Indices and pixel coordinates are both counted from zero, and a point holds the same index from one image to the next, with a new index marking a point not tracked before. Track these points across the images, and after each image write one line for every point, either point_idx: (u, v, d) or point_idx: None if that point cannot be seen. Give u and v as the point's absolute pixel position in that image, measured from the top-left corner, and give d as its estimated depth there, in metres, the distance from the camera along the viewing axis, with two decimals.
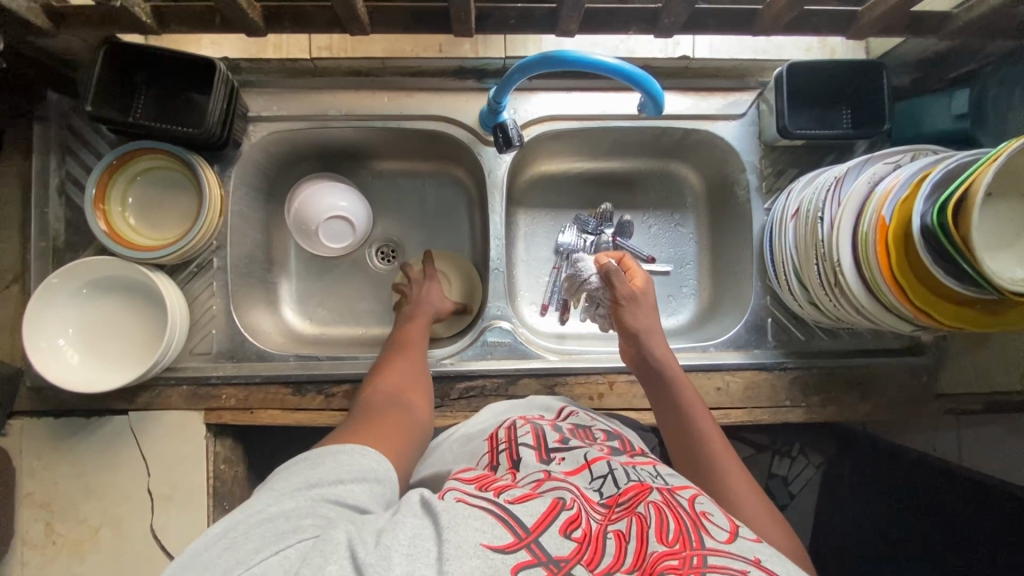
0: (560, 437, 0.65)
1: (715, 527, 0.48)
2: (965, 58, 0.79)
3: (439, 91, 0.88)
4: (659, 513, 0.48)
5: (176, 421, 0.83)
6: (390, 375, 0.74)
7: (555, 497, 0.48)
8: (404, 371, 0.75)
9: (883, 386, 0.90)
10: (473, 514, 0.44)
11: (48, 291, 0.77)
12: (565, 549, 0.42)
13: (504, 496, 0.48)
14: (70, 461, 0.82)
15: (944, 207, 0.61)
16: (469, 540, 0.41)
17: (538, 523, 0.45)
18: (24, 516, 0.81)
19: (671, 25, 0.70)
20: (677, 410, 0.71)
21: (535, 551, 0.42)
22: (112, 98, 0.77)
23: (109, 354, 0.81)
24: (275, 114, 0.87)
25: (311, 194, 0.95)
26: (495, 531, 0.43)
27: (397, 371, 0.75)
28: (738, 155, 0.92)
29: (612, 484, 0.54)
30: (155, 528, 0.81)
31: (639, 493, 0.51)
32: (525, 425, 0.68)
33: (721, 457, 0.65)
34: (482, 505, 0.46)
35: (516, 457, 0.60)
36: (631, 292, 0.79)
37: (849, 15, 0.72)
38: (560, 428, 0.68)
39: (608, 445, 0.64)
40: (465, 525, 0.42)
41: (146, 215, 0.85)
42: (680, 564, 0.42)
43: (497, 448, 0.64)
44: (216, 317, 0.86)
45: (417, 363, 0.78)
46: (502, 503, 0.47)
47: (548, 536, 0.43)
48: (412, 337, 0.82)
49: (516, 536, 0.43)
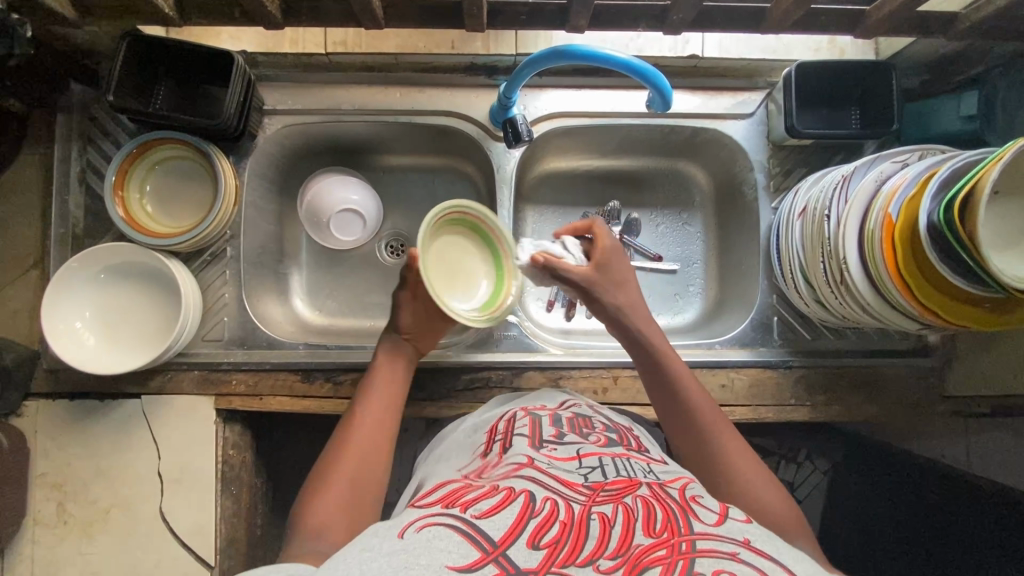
0: (556, 430, 0.66)
1: (704, 511, 0.51)
2: (976, 59, 0.79)
3: (451, 88, 0.89)
4: (645, 505, 0.50)
5: (186, 406, 0.85)
6: (352, 444, 0.67)
7: (527, 502, 0.50)
8: (360, 457, 0.65)
9: (889, 386, 0.90)
10: (438, 535, 0.46)
11: (68, 273, 0.79)
12: (534, 561, 0.44)
13: (471, 510, 0.50)
14: (83, 443, 0.84)
15: (950, 205, 0.61)
16: (434, 563, 0.43)
17: (506, 536, 0.47)
18: (37, 495, 0.83)
19: (679, 22, 0.71)
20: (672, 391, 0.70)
21: (503, 564, 0.44)
22: (132, 88, 0.79)
23: (125, 337, 0.83)
24: (290, 108, 0.89)
25: (325, 185, 0.97)
26: (461, 549, 0.45)
27: (357, 436, 0.67)
28: (745, 155, 0.93)
29: (600, 474, 0.56)
30: (165, 510, 0.83)
31: (627, 485, 0.54)
32: (524, 416, 0.70)
33: (719, 439, 0.65)
34: (448, 524, 0.48)
35: (509, 444, 0.63)
36: (589, 279, 0.73)
37: (857, 14, 0.73)
38: (558, 420, 0.69)
39: (605, 437, 0.65)
40: (430, 549, 0.45)
41: (161, 203, 0.87)
42: (667, 553, 0.45)
43: (494, 438, 0.67)
44: (228, 305, 0.88)
45: (378, 440, 0.68)
46: (468, 518, 0.49)
47: (515, 549, 0.45)
48: (378, 395, 0.72)
49: (483, 552, 0.45)
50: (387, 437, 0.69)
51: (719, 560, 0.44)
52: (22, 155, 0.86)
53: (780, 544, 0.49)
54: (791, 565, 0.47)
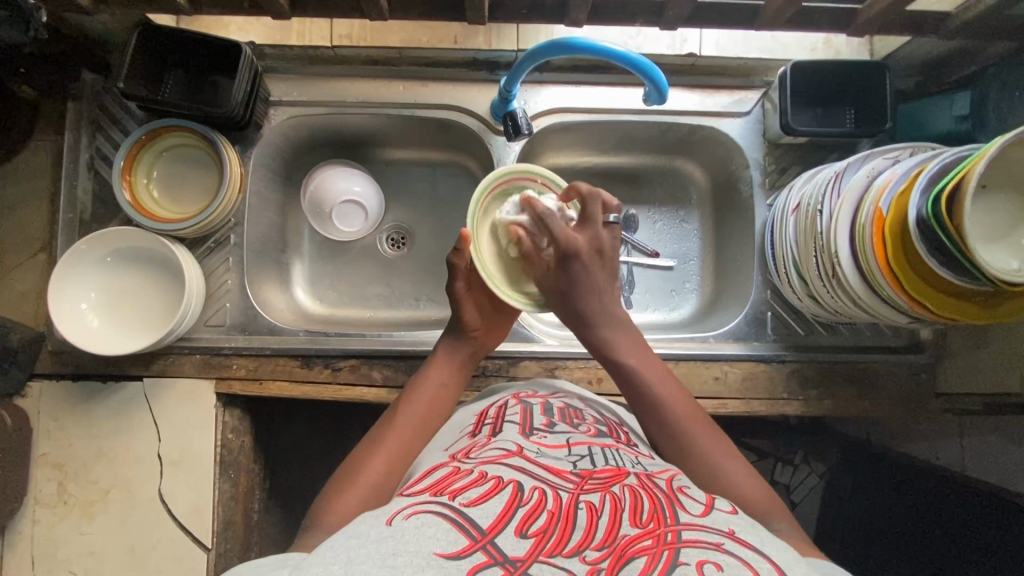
0: (548, 419, 0.67)
1: (690, 501, 0.52)
2: (968, 60, 0.80)
3: (454, 82, 0.91)
4: (632, 494, 0.51)
5: (188, 389, 0.86)
6: (400, 425, 0.69)
7: (515, 491, 0.51)
8: (403, 439, 0.67)
9: (880, 382, 0.91)
10: (427, 522, 0.47)
11: (75, 256, 0.81)
12: (521, 550, 0.45)
13: (459, 499, 0.50)
14: (85, 424, 0.85)
15: (939, 196, 0.63)
16: (422, 550, 0.43)
17: (493, 525, 0.47)
18: (38, 475, 0.84)
19: (675, 17, 0.73)
20: (644, 396, 0.68)
21: (491, 552, 0.44)
22: (142, 76, 0.82)
23: (129, 319, 0.85)
24: (295, 100, 0.91)
25: (329, 175, 0.99)
26: (449, 537, 0.45)
27: (405, 415, 0.70)
28: (742, 152, 0.94)
29: (589, 461, 0.57)
30: (164, 492, 0.84)
31: (615, 474, 0.55)
32: (516, 403, 0.71)
33: (696, 440, 0.64)
34: (436, 511, 0.48)
35: (499, 428, 0.65)
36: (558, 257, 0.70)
37: (850, 12, 0.74)
38: (550, 408, 0.70)
39: (595, 428, 0.67)
40: (419, 536, 0.45)
41: (168, 189, 0.89)
42: (653, 543, 0.46)
43: (483, 421, 0.68)
44: (231, 292, 0.90)
45: (423, 429, 0.70)
46: (457, 506, 0.49)
47: (503, 537, 0.46)
48: (431, 388, 0.73)
49: (471, 539, 0.45)
50: (431, 428, 0.71)
51: (703, 551, 0.45)
52: (31, 141, 0.88)
53: (763, 535, 0.50)
54: (775, 557, 0.47)
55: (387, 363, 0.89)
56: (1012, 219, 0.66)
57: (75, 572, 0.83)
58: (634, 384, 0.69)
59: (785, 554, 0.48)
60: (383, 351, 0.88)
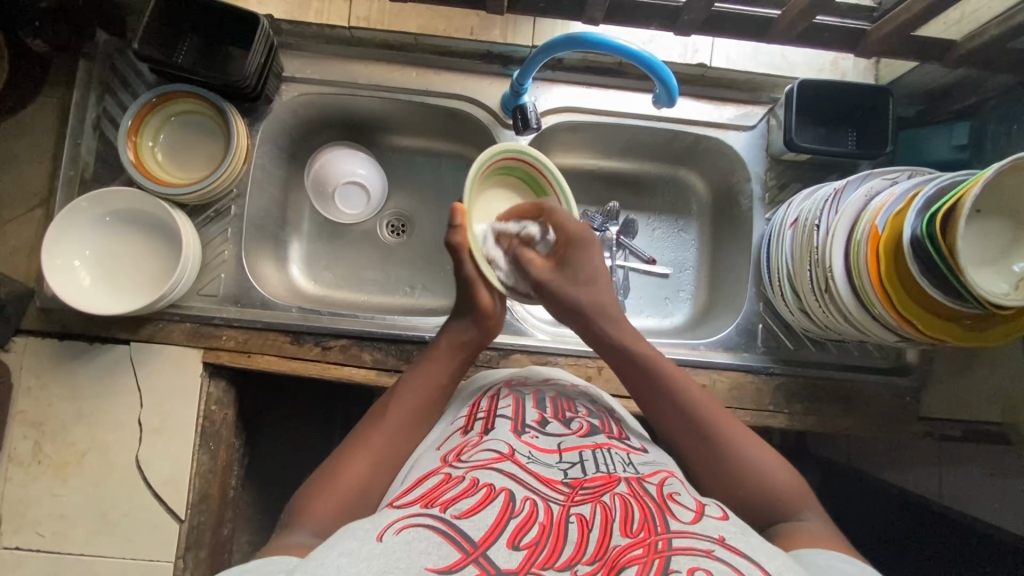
0: (540, 415, 0.65)
1: (681, 509, 0.51)
2: (967, 92, 0.83)
3: (467, 72, 0.93)
4: (623, 504, 0.50)
5: (175, 357, 0.85)
6: (386, 424, 0.64)
7: (506, 502, 0.50)
8: (390, 436, 0.64)
9: (864, 401, 0.92)
10: (418, 536, 0.45)
11: (75, 212, 0.82)
12: (513, 562, 0.44)
13: (450, 509, 0.49)
14: (67, 384, 0.84)
15: (933, 217, 0.63)
16: (413, 566, 0.42)
17: (486, 536, 0.46)
18: (15, 432, 0.82)
19: (689, 22, 0.80)
20: (671, 397, 0.65)
21: (483, 565, 0.43)
22: (158, 38, 0.82)
23: (119, 279, 0.85)
24: (308, 77, 0.92)
25: (330, 159, 1.00)
26: (441, 551, 0.44)
27: (393, 416, 0.65)
28: (744, 166, 0.96)
29: (581, 468, 0.56)
30: (141, 458, 0.83)
31: (607, 482, 0.53)
32: (507, 395, 0.69)
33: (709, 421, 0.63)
34: (426, 524, 0.46)
35: (491, 426, 0.62)
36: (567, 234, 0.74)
37: (859, 32, 0.81)
38: (541, 401, 0.68)
39: (587, 424, 0.65)
40: (410, 551, 0.43)
41: (173, 154, 0.89)
42: (643, 552, 0.45)
43: (475, 417, 0.66)
44: (227, 263, 0.89)
45: (416, 427, 0.66)
46: (448, 518, 0.47)
47: (495, 549, 0.45)
48: (425, 385, 0.68)
49: (463, 553, 0.44)
50: (425, 425, 0.67)
51: (694, 558, 0.44)
52: (40, 96, 0.88)
53: (753, 542, 0.48)
54: (767, 564, 0.45)
55: (378, 346, 0.89)
56: (1002, 246, 0.68)
57: (44, 534, 0.81)
58: (640, 372, 0.67)
59: (778, 559, 0.47)
60: (375, 334, 0.89)
